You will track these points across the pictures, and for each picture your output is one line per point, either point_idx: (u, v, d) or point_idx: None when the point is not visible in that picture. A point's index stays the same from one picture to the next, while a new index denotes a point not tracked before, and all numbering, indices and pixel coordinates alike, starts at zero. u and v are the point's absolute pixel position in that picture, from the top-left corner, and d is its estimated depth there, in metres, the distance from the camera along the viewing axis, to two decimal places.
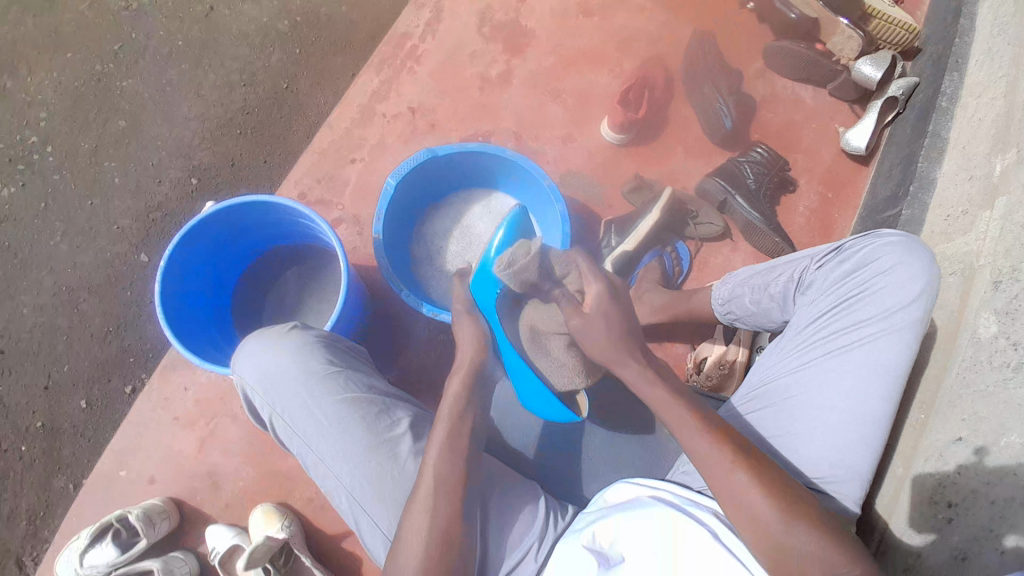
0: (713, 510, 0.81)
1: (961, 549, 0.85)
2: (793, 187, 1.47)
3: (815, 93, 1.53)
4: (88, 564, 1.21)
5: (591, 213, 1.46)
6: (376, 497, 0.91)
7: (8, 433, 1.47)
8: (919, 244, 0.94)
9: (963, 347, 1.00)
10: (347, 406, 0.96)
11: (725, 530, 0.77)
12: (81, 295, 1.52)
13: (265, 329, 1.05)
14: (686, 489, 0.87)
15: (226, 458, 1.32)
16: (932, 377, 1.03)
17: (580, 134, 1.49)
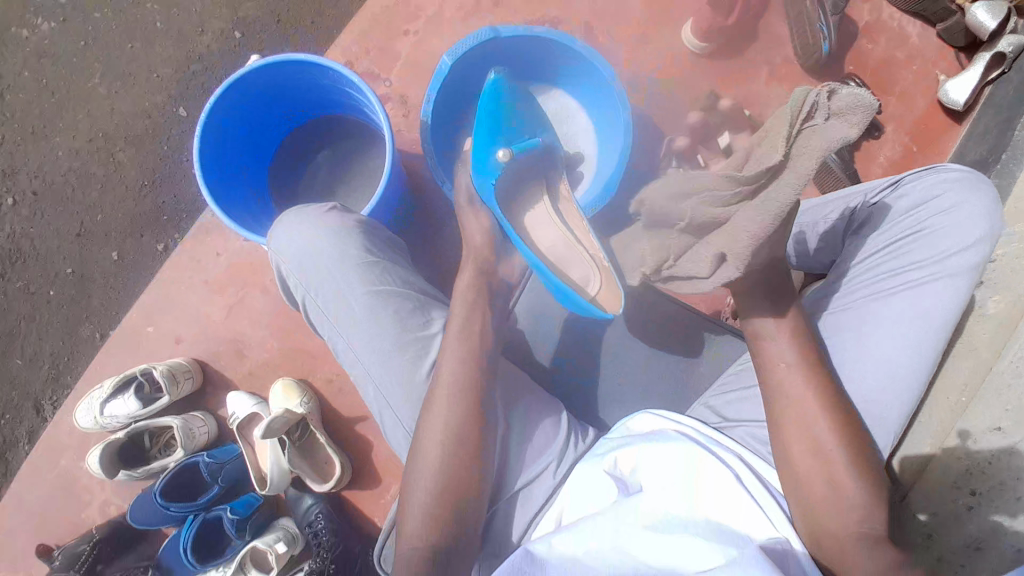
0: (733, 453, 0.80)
1: (976, 538, 0.87)
2: (878, 132, 1.35)
3: (924, 28, 1.37)
4: (108, 414, 1.23)
5: (654, 127, 1.35)
6: (401, 393, 0.89)
7: (39, 275, 1.48)
8: (984, 183, 0.90)
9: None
10: (381, 298, 0.93)
11: (748, 478, 0.77)
12: (118, 145, 1.48)
13: (303, 207, 1.01)
14: (707, 428, 0.86)
15: (252, 329, 1.32)
16: (983, 360, 0.98)
17: (657, 34, 1.37)
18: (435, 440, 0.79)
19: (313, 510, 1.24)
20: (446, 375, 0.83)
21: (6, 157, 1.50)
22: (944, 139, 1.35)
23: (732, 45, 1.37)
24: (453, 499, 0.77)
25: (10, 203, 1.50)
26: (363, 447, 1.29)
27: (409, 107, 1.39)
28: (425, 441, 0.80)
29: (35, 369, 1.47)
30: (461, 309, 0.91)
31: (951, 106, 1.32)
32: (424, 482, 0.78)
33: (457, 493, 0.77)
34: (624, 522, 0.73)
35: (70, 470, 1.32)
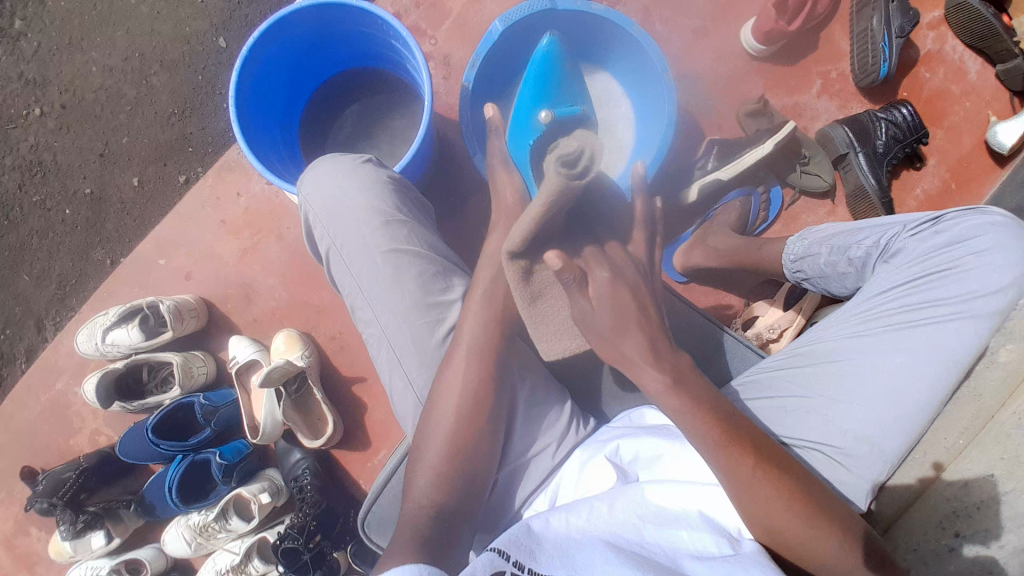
0: None
1: None
2: (920, 164, 1.33)
3: (985, 63, 1.33)
4: (110, 342, 1.22)
5: (696, 127, 1.36)
6: (416, 356, 0.87)
7: (56, 192, 1.46)
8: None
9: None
10: (407, 258, 0.91)
11: None
12: (152, 68, 1.44)
13: (336, 157, 0.98)
14: None
15: (263, 275, 1.30)
16: (982, 408, 0.94)
17: (715, 32, 1.36)
18: (449, 405, 0.78)
19: (301, 465, 1.23)
20: (467, 341, 0.82)
21: (38, 66, 1.47)
22: (986, 181, 1.32)
23: (790, 54, 1.36)
24: (459, 468, 0.76)
25: (36, 114, 1.47)
26: (354, 409, 1.27)
27: (451, 72, 1.36)
28: (438, 405, 0.79)
29: (42, 287, 1.45)
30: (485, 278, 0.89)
31: (997, 149, 1.29)
32: (433, 446, 0.77)
33: (463, 462, 0.76)
34: (622, 511, 0.71)
35: (65, 394, 1.31)
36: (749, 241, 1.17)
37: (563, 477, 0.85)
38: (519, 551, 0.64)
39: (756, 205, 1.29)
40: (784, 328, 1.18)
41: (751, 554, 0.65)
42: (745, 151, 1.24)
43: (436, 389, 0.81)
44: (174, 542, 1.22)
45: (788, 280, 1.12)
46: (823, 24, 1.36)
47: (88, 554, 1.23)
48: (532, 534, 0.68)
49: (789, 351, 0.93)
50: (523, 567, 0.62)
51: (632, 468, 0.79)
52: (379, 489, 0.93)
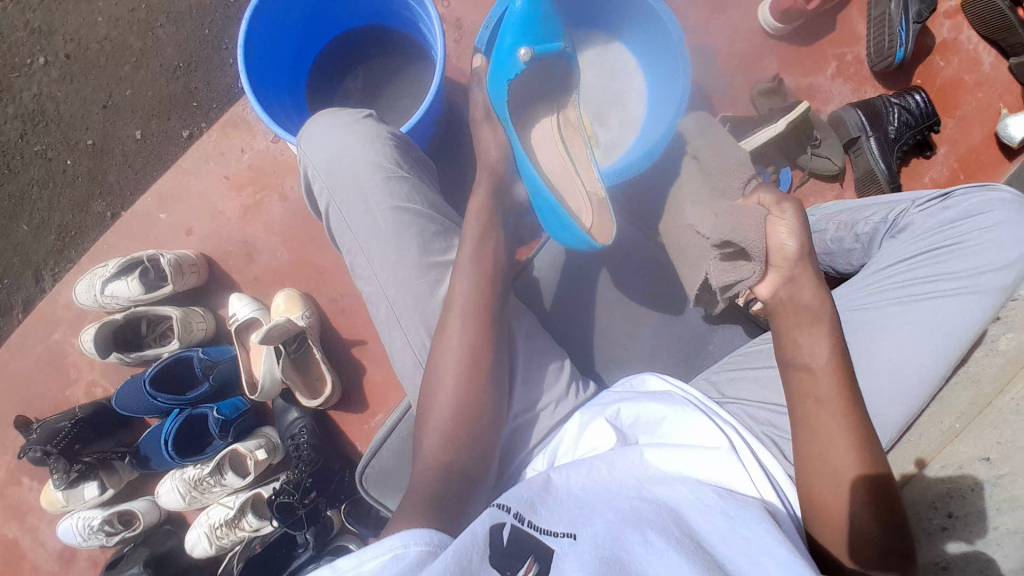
0: (734, 425, 0.77)
1: (947, 559, 0.80)
2: (929, 152, 1.32)
3: (1001, 55, 1.32)
4: (109, 294, 1.21)
5: (709, 104, 1.35)
6: (415, 314, 0.84)
7: (57, 143, 1.44)
8: None
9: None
10: (407, 216, 0.88)
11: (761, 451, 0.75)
12: (158, 20, 1.42)
13: (335, 111, 0.95)
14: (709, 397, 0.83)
15: (264, 234, 1.29)
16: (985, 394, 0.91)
17: (733, 10, 1.35)
18: (453, 361, 0.76)
19: (297, 424, 1.22)
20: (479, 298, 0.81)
21: (44, 14, 1.44)
22: (993, 174, 1.31)
23: (805, 34, 1.35)
24: (469, 423, 0.74)
25: (40, 62, 1.44)
26: (352, 373, 1.26)
27: (462, 36, 1.35)
28: (443, 355, 0.77)
29: (41, 238, 1.44)
30: (478, 232, 0.88)
31: (1006, 141, 1.28)
32: (442, 399, 0.75)
33: (473, 416, 0.74)
34: (620, 472, 0.71)
35: (62, 344, 1.30)
36: None
37: (559, 439, 0.83)
38: (520, 503, 0.64)
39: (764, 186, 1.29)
40: None
41: (757, 514, 0.64)
42: (758, 128, 1.24)
43: (437, 346, 0.78)
44: (168, 495, 1.23)
45: None
46: (840, 7, 1.35)
47: (81, 505, 1.22)
48: (537, 485, 0.68)
49: None
50: (525, 520, 0.62)
51: (632, 432, 0.78)
52: (379, 446, 0.93)
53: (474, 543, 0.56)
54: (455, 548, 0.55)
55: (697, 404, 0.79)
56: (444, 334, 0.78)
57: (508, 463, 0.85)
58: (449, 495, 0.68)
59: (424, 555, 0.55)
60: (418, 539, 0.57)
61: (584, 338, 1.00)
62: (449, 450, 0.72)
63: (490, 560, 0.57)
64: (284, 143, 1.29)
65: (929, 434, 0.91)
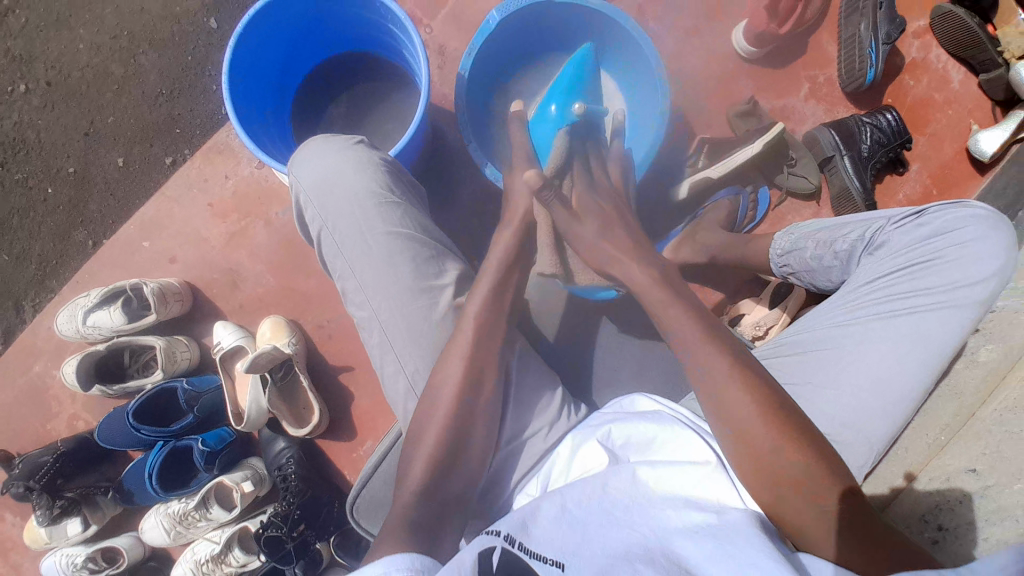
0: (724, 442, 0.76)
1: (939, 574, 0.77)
2: (902, 169, 1.36)
3: (968, 74, 1.37)
4: (90, 325, 1.19)
5: (689, 126, 1.38)
6: (408, 340, 0.85)
7: (37, 171, 1.42)
8: (1004, 225, 0.89)
9: (1013, 386, 0.91)
10: (401, 241, 0.88)
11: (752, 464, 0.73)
12: (141, 48, 1.42)
13: (327, 137, 0.96)
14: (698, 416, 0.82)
15: (249, 261, 1.28)
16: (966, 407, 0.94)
17: (708, 34, 1.38)
18: (450, 384, 0.76)
19: (284, 454, 1.20)
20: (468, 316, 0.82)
21: (24, 42, 1.43)
22: (965, 188, 1.35)
23: (780, 56, 1.39)
24: (460, 444, 0.74)
25: (20, 91, 1.43)
26: (341, 399, 1.25)
27: (445, 62, 1.37)
28: (443, 377, 0.78)
29: (21, 267, 1.42)
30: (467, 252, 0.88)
31: (978, 156, 1.32)
32: (433, 420, 0.75)
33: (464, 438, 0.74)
34: (612, 492, 0.71)
35: (42, 376, 1.28)
36: (737, 237, 1.19)
37: (553, 462, 0.84)
38: (511, 528, 0.66)
39: (744, 205, 1.31)
40: (769, 325, 1.19)
41: (743, 525, 0.63)
42: (735, 149, 1.27)
43: (440, 371, 0.79)
44: (152, 531, 1.20)
45: (775, 275, 1.14)
46: (812, 29, 1.39)
47: (64, 542, 1.20)
48: (527, 513, 0.69)
49: (778, 343, 0.95)
50: (515, 543, 0.64)
51: (623, 451, 0.78)
52: (369, 474, 0.92)
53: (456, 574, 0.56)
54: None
55: (688, 423, 0.77)
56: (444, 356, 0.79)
57: (501, 486, 0.85)
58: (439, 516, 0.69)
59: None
60: (398, 564, 0.55)
61: (575, 358, 1.01)
62: (437, 470, 0.72)
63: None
64: (268, 170, 1.29)
65: (915, 448, 0.95)
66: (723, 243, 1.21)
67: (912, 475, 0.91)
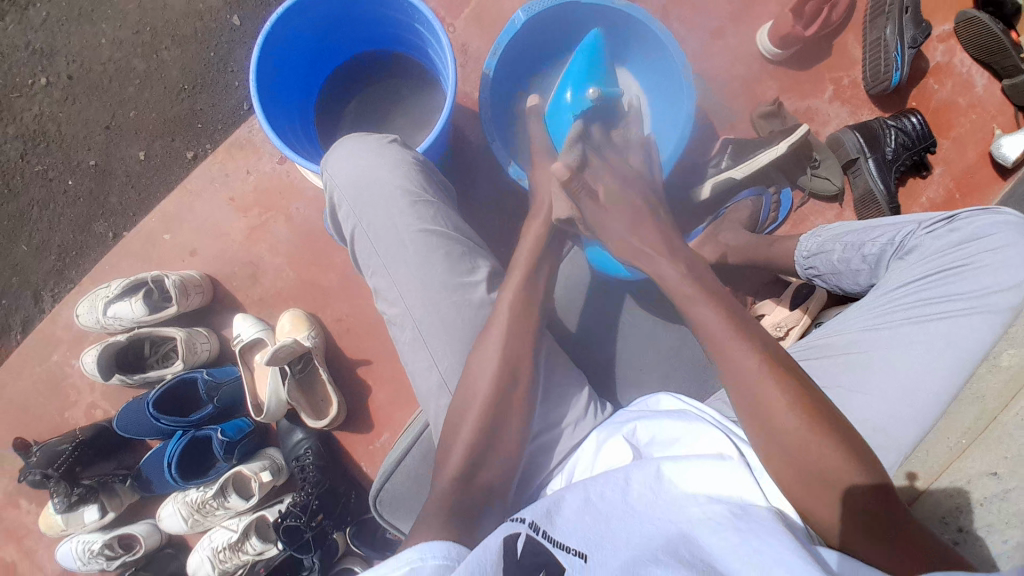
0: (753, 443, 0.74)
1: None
2: (926, 172, 1.35)
3: (992, 79, 1.36)
4: (111, 315, 1.20)
5: (710, 127, 1.38)
6: (444, 336, 0.84)
7: (59, 163, 1.43)
8: None
9: None
10: (435, 238, 0.88)
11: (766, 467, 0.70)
12: (164, 42, 1.42)
13: (363, 135, 0.97)
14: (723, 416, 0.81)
15: (270, 255, 1.29)
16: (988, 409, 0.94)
17: (731, 35, 1.38)
18: (483, 371, 0.76)
19: (303, 445, 1.20)
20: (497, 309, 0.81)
21: (46, 35, 1.44)
22: (988, 193, 1.34)
23: (804, 58, 1.38)
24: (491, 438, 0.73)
25: (41, 83, 1.44)
26: (358, 394, 1.25)
27: (468, 61, 1.37)
28: (478, 369, 0.77)
29: (41, 258, 1.42)
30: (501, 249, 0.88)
31: (1001, 161, 1.30)
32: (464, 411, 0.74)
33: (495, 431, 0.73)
34: (638, 487, 0.69)
35: (61, 366, 1.28)
36: (761, 238, 1.18)
37: (580, 458, 0.84)
38: (536, 515, 0.66)
39: (767, 206, 1.30)
40: (791, 326, 1.18)
41: (767, 524, 0.60)
42: (759, 150, 1.27)
43: (471, 358, 0.78)
44: (170, 518, 1.20)
45: (800, 278, 1.13)
46: (837, 32, 1.38)
47: (80, 528, 1.20)
48: (550, 502, 0.68)
49: (806, 347, 0.94)
50: (539, 530, 0.64)
51: (649, 449, 0.77)
52: (393, 467, 0.92)
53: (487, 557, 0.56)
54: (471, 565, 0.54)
55: (715, 423, 0.76)
56: (477, 341, 0.79)
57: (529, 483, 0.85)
58: (466, 508, 0.68)
59: (441, 569, 0.55)
60: (435, 552, 0.56)
61: (600, 356, 1.00)
62: (471, 458, 0.71)
63: (504, 568, 0.57)
64: (290, 164, 1.29)
65: (935, 451, 0.90)
66: (746, 244, 1.20)
67: (915, 476, 0.88)
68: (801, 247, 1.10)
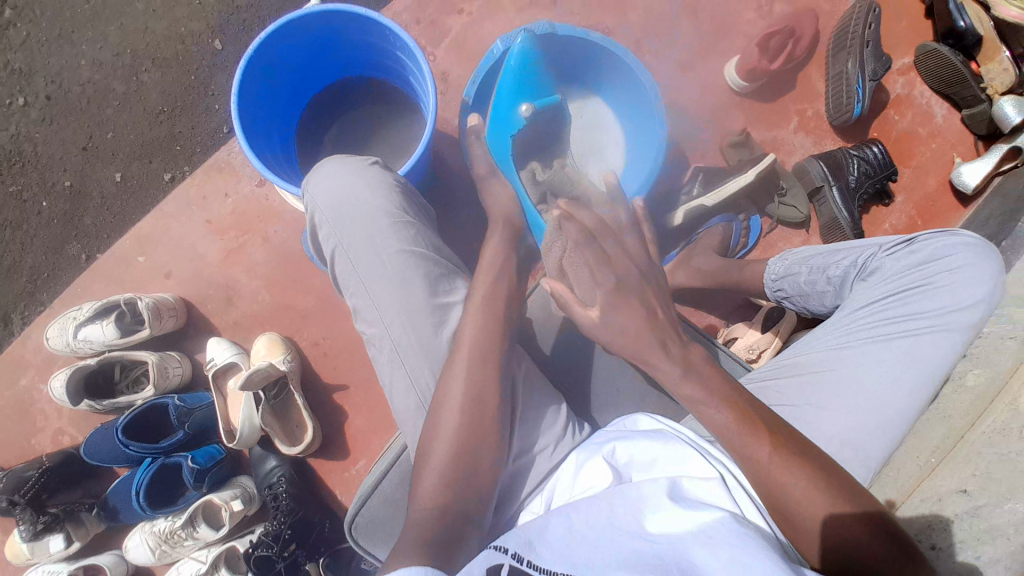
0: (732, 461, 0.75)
1: None
2: (888, 201, 1.40)
3: (950, 111, 1.42)
4: (82, 338, 1.18)
5: (684, 154, 1.42)
6: (422, 356, 0.85)
7: (32, 184, 1.42)
8: (992, 254, 0.92)
9: (1003, 406, 0.91)
10: (413, 259, 0.89)
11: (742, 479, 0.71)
12: (144, 65, 1.43)
13: (342, 156, 0.98)
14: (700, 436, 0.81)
15: (246, 277, 1.28)
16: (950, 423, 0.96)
17: (703, 66, 1.43)
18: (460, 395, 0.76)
19: (276, 472, 1.18)
20: (474, 331, 0.82)
21: (26, 56, 1.43)
22: (950, 219, 1.39)
23: (772, 90, 1.43)
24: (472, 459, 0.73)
25: (19, 104, 1.43)
26: (335, 416, 1.24)
27: (447, 87, 1.40)
28: (455, 391, 0.77)
29: (10, 280, 1.40)
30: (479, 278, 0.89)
31: (962, 188, 1.36)
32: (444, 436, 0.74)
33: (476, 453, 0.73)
34: (618, 512, 0.68)
35: (29, 391, 1.25)
36: (731, 262, 1.22)
37: (558, 479, 0.83)
38: (516, 546, 0.63)
39: (737, 231, 1.34)
40: (762, 349, 1.21)
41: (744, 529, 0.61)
42: (729, 177, 1.30)
43: (449, 382, 0.79)
44: (137, 549, 1.17)
45: (769, 300, 1.15)
46: (802, 64, 1.44)
47: (45, 558, 1.17)
48: (532, 530, 0.66)
49: (774, 365, 0.95)
50: (521, 560, 0.61)
51: (627, 470, 0.77)
52: (369, 491, 0.91)
53: None
54: None
55: (693, 442, 0.77)
56: (456, 367, 0.79)
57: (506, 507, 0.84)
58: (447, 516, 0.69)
59: None
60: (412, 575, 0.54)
61: (577, 376, 1.01)
62: (449, 484, 0.71)
63: None
64: (269, 187, 1.29)
65: (906, 470, 0.93)
66: (718, 267, 1.23)
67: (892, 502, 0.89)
68: (769, 272, 1.12)
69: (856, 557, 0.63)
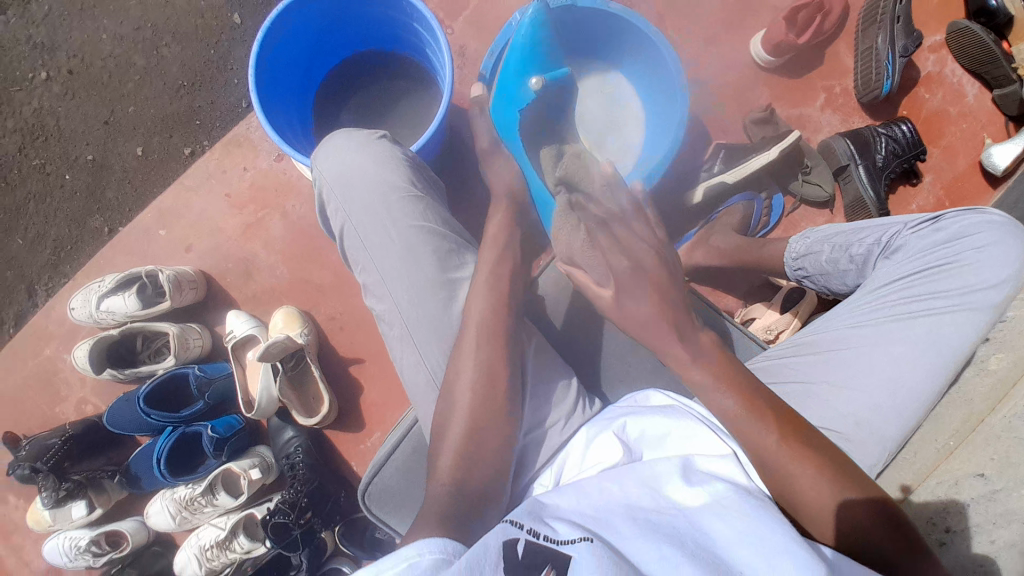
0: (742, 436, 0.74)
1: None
2: (916, 180, 1.37)
3: (983, 88, 1.38)
4: (104, 309, 1.20)
5: (705, 131, 1.39)
6: (432, 330, 0.84)
7: (56, 157, 1.44)
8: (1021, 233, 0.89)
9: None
10: (423, 233, 0.89)
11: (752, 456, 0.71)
12: (164, 39, 1.43)
13: (352, 130, 0.98)
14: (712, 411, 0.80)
15: (264, 252, 1.29)
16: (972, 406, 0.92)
17: (726, 41, 1.40)
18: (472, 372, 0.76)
19: (294, 442, 1.20)
20: (487, 308, 0.82)
21: (48, 30, 1.45)
22: (979, 201, 1.35)
23: (797, 65, 1.40)
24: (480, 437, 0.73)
25: (42, 77, 1.45)
26: (350, 391, 1.25)
27: (465, 62, 1.38)
28: (466, 367, 0.77)
29: (36, 252, 1.43)
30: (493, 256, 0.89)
31: (991, 169, 1.31)
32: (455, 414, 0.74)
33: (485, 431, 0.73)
34: (632, 488, 0.67)
35: (54, 360, 1.28)
36: (751, 241, 1.20)
37: (569, 454, 0.83)
38: (529, 521, 0.61)
39: (758, 211, 1.31)
40: (780, 330, 1.19)
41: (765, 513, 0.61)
42: (751, 155, 1.28)
43: (460, 359, 0.78)
44: (158, 515, 1.19)
45: (789, 279, 1.13)
46: (830, 39, 1.40)
47: (68, 524, 1.20)
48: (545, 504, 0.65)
49: (791, 344, 0.93)
50: (539, 535, 0.60)
51: (637, 445, 0.76)
52: (382, 462, 0.92)
53: (486, 557, 0.53)
54: (471, 557, 0.53)
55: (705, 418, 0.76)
56: (467, 344, 0.79)
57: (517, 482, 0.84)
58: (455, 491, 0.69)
59: (439, 562, 0.53)
60: (432, 547, 0.55)
61: (590, 354, 1.00)
62: (459, 460, 0.71)
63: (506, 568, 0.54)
64: (287, 162, 1.30)
65: (923, 454, 0.90)
66: (737, 247, 1.21)
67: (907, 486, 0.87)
68: (790, 252, 1.10)
69: (868, 540, 0.63)
